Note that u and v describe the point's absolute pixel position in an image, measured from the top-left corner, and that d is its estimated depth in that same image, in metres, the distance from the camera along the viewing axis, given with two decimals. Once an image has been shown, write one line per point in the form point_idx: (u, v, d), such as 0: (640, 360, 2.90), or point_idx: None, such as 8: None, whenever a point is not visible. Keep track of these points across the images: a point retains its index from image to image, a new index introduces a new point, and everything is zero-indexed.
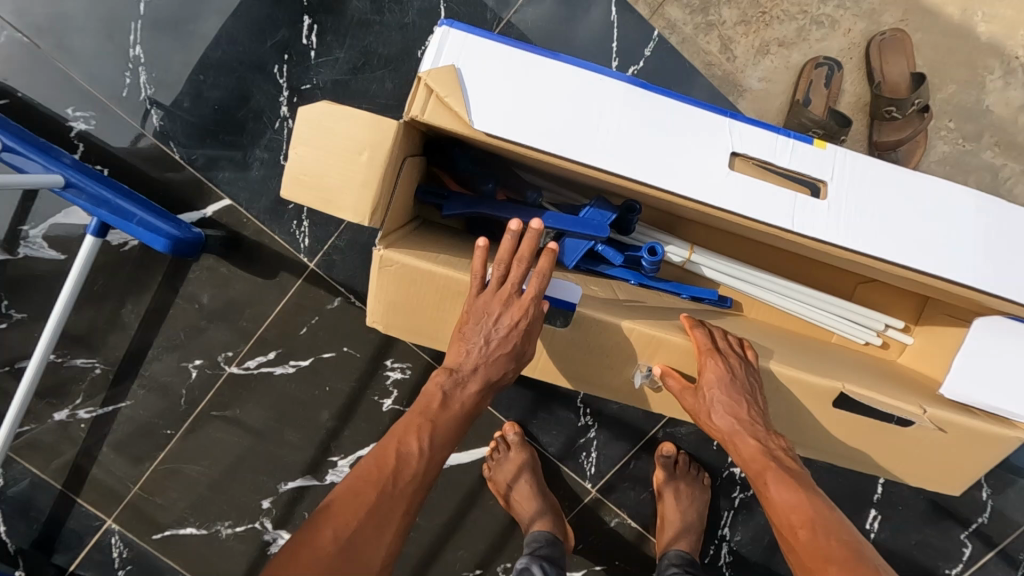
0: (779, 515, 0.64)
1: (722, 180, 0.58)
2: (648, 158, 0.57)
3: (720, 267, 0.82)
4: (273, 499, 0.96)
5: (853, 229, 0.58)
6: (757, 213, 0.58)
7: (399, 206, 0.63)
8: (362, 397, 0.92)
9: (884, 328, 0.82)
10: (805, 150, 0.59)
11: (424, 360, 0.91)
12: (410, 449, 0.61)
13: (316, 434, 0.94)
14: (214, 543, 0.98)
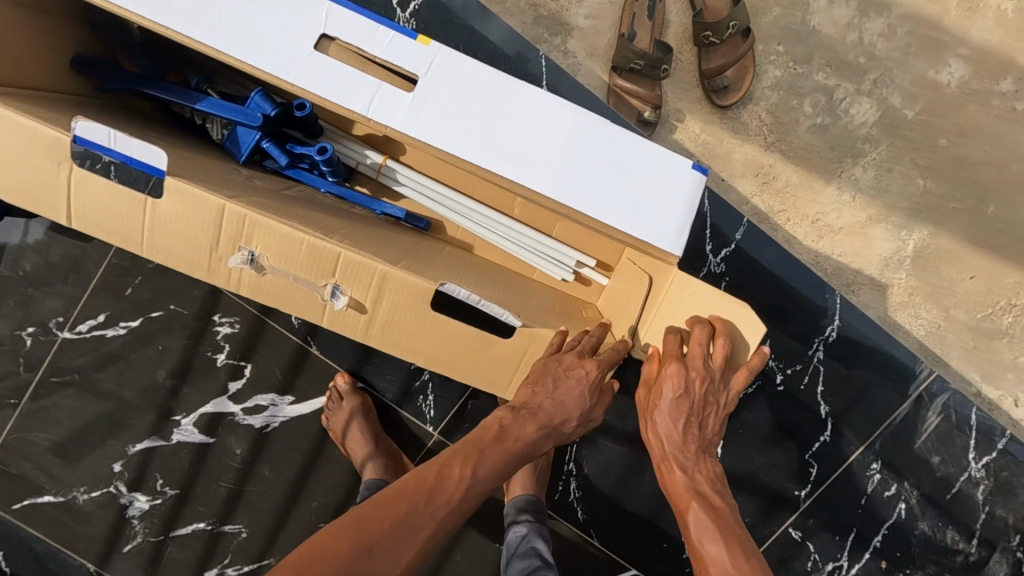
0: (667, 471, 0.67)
1: (302, 65, 0.55)
2: (241, 36, 0.54)
3: (415, 181, 0.77)
4: (124, 463, 0.98)
5: (439, 128, 0.56)
6: (326, 92, 0.55)
7: (33, 56, 0.61)
8: (196, 354, 0.93)
9: (578, 266, 0.78)
10: (403, 41, 0.56)
11: (251, 313, 0.92)
12: (462, 474, 0.61)
13: (156, 394, 0.95)
14: (73, 510, 1.00)
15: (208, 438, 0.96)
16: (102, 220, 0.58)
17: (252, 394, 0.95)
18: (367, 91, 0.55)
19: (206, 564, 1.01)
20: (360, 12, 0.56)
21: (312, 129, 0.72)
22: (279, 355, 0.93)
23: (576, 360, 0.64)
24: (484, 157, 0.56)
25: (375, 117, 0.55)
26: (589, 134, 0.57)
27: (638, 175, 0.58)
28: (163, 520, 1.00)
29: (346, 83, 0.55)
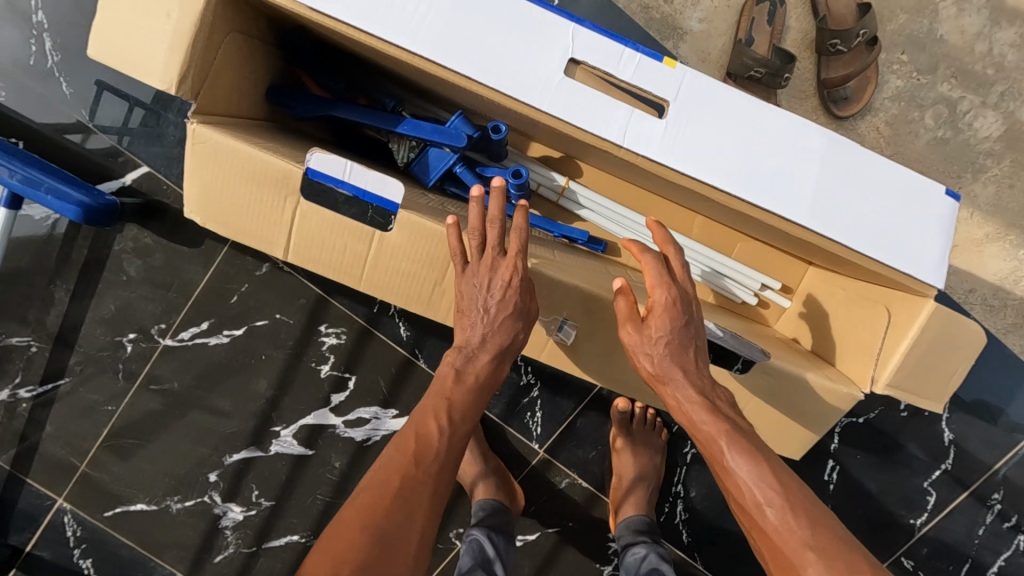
0: (735, 489, 0.57)
1: (563, 94, 0.56)
2: (478, 56, 0.55)
3: (599, 207, 0.80)
4: (219, 472, 0.96)
5: (695, 157, 0.57)
6: (574, 118, 0.56)
7: (235, 87, 0.63)
8: (299, 364, 0.90)
9: (760, 289, 0.83)
10: (651, 65, 0.57)
11: (358, 324, 0.89)
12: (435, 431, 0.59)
13: (255, 404, 0.92)
14: (166, 518, 0.98)
15: (307, 450, 0.94)
16: (253, 229, 0.61)
17: (354, 407, 0.92)
18: (622, 119, 0.56)
19: None
20: (601, 34, 0.57)
21: (497, 150, 0.74)
22: (384, 367, 0.90)
23: (477, 266, 0.59)
24: (734, 185, 0.57)
25: (631, 146, 0.56)
26: (839, 160, 0.58)
27: (890, 211, 0.59)
28: (256, 531, 0.98)
29: (603, 113, 0.56)
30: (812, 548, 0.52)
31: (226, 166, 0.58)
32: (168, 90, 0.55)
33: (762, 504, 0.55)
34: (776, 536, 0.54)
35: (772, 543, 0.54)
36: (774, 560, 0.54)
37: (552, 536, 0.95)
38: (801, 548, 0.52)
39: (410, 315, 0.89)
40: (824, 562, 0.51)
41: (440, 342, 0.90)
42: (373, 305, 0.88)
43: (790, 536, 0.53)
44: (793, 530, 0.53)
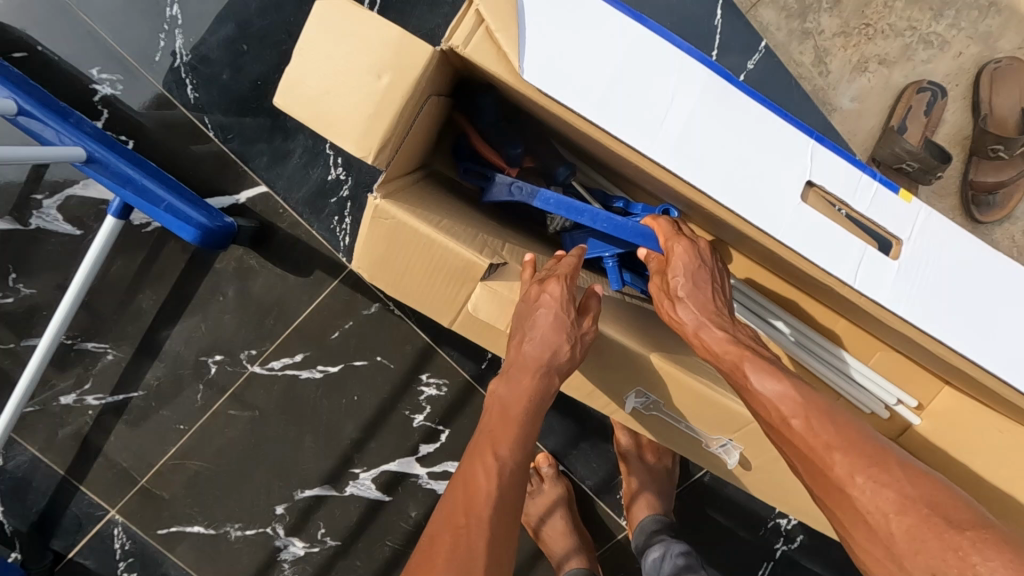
0: (766, 410, 0.52)
1: (800, 222, 0.51)
2: (717, 171, 0.50)
3: (740, 296, 0.76)
4: (287, 506, 0.91)
5: (922, 305, 0.52)
6: (803, 251, 0.51)
7: (413, 146, 0.56)
8: (391, 410, 0.85)
9: (895, 403, 0.76)
10: (889, 199, 0.52)
11: (463, 378, 0.84)
12: (480, 466, 0.54)
13: (338, 443, 0.87)
14: (222, 544, 0.93)
15: (384, 496, 0.89)
16: (421, 297, 0.57)
17: (442, 459, 0.87)
18: (853, 257, 0.51)
19: None
20: (841, 159, 0.52)
21: None
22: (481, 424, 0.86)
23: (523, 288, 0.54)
24: (957, 339, 0.53)
25: (861, 288, 0.51)
26: None
27: None
28: (316, 568, 0.93)
29: (838, 249, 0.51)
30: (859, 467, 0.48)
31: (404, 245, 0.52)
32: (363, 156, 0.49)
33: (804, 416, 0.51)
34: (801, 447, 0.50)
35: (818, 471, 0.49)
36: (816, 483, 0.50)
37: None
38: (839, 471, 0.48)
39: None
40: (867, 477, 0.47)
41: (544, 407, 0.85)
42: (482, 361, 0.83)
43: (831, 448, 0.49)
44: (844, 441, 0.49)
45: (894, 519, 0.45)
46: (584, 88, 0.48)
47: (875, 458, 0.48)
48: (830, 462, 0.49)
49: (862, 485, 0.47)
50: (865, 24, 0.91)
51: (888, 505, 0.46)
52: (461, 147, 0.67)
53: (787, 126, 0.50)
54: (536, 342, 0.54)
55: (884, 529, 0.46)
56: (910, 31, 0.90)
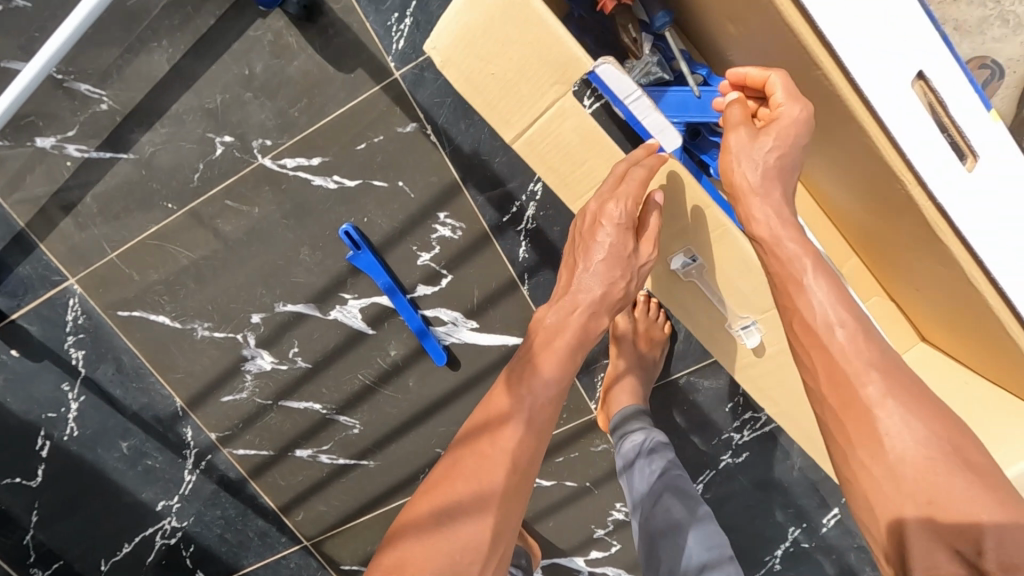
0: (784, 300, 0.59)
1: (899, 101, 0.50)
2: (847, 28, 0.48)
3: None
4: (264, 316, 0.87)
5: (976, 224, 0.53)
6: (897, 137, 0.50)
7: None
8: (398, 242, 0.82)
9: None
10: (980, 111, 0.52)
11: (481, 227, 0.81)
12: (535, 388, 0.61)
13: (335, 263, 0.83)
14: (186, 341, 0.89)
15: (368, 329, 0.88)
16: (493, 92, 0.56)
17: (437, 305, 0.86)
18: (936, 156, 0.52)
19: (304, 442, 0.96)
20: (952, 59, 0.52)
21: None
22: (486, 279, 0.84)
23: (613, 234, 0.60)
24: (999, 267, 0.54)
25: (932, 188, 0.52)
26: None
27: None
28: (279, 387, 0.92)
29: (925, 142, 0.51)
30: (889, 394, 0.52)
31: (501, 22, 0.54)
32: None
33: (832, 324, 0.56)
34: (816, 358, 0.56)
35: (816, 332, 0.56)
36: (830, 389, 0.55)
37: (567, 488, 0.98)
38: (849, 363, 0.54)
39: (536, 239, 0.82)
40: (882, 371, 0.53)
41: (553, 276, 0.84)
42: (505, 214, 0.80)
43: (868, 371, 0.53)
44: (854, 335, 0.55)
45: (886, 406, 0.52)
46: None
47: (889, 374, 0.53)
48: (812, 342, 0.56)
49: (864, 394, 0.52)
50: None
51: (866, 363, 0.54)
52: None
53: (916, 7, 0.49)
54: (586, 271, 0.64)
55: (872, 475, 0.51)
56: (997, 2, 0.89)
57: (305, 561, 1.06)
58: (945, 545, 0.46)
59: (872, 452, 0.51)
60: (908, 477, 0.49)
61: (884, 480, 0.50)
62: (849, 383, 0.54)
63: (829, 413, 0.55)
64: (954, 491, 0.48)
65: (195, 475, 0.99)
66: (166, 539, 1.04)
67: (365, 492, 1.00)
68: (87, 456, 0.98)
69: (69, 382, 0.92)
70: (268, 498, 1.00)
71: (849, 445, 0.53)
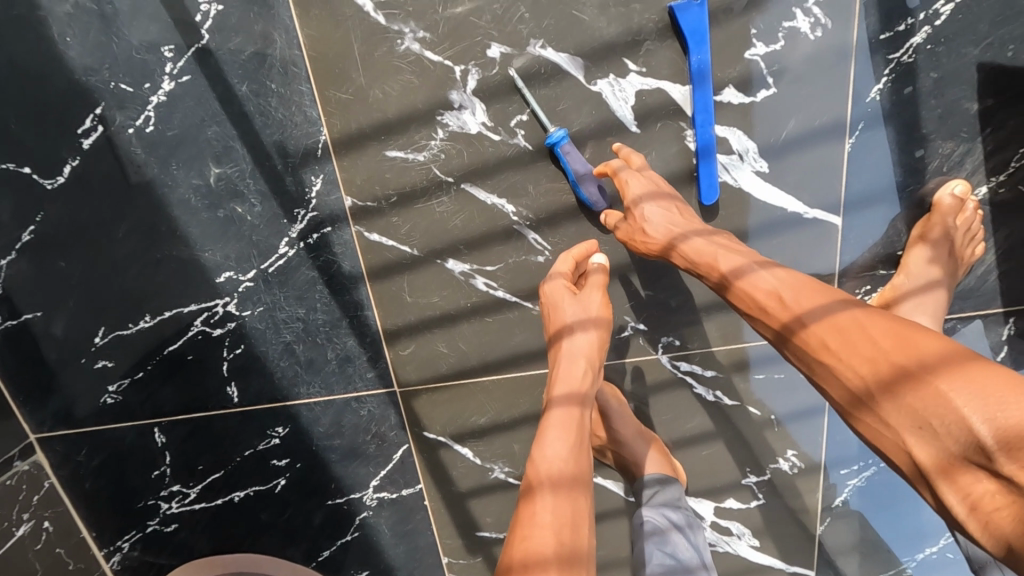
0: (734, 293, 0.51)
1: None
2: None
3: None
4: (506, 54, 0.62)
5: None
6: None
7: None
8: (738, 15, 0.60)
9: None
10: None
11: (848, 37, 0.61)
12: (532, 533, 0.51)
13: (644, 13, 0.60)
14: (381, 50, 0.62)
15: (633, 125, 0.64)
16: None
17: (734, 123, 0.64)
18: None
19: (466, 252, 0.70)
20: None
21: None
22: (809, 112, 0.64)
23: (561, 297, 0.64)
24: None
25: None
26: None
27: None
28: (473, 164, 0.66)
29: None
30: (839, 305, 0.43)
31: None
32: None
33: (819, 312, 0.43)
34: (798, 296, 0.46)
35: (785, 330, 0.45)
36: (858, 417, 0.39)
37: (746, 414, 0.80)
38: (806, 335, 0.43)
39: (903, 80, 0.62)
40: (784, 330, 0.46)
41: (889, 139, 0.65)
42: (885, 30, 0.60)
43: (835, 326, 0.42)
44: (780, 304, 0.46)
45: (817, 323, 0.43)
46: None
47: (823, 294, 0.45)
48: (776, 313, 0.47)
49: (804, 306, 0.45)
50: None
51: (838, 321, 0.42)
52: None
53: None
54: (570, 362, 0.62)
55: (855, 387, 0.39)
56: None
57: (381, 413, 0.80)
58: (953, 462, 0.34)
59: (837, 378, 0.41)
60: (863, 350, 0.39)
61: (903, 430, 0.36)
62: (863, 406, 0.39)
63: (817, 376, 0.43)
64: (917, 399, 0.35)
65: (292, 251, 0.71)
66: (207, 327, 0.75)
67: (505, 346, 0.76)
68: (149, 172, 0.67)
69: (174, 48, 0.62)
70: (376, 314, 0.74)
71: (821, 378, 0.42)
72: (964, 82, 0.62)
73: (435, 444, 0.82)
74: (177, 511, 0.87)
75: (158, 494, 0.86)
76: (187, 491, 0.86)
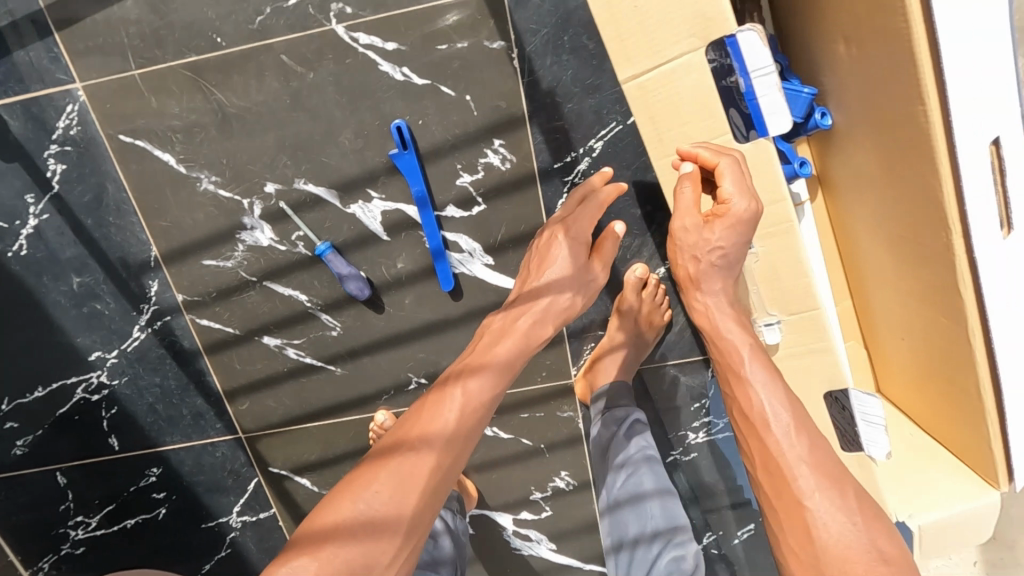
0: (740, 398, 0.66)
1: (977, 164, 0.55)
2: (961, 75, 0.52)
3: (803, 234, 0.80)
4: (279, 189, 0.82)
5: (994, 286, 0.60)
6: (967, 190, 0.55)
7: None
8: (444, 155, 0.80)
9: None
10: None
11: (530, 166, 0.81)
12: (430, 422, 0.65)
13: (374, 157, 0.80)
14: (186, 190, 0.82)
15: (384, 234, 0.85)
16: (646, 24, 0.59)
17: (460, 230, 0.84)
18: (987, 219, 0.57)
19: (276, 330, 0.91)
20: None
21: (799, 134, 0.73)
22: (515, 220, 0.84)
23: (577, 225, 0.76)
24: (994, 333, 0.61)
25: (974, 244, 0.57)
26: None
27: None
28: (269, 267, 0.87)
29: (981, 201, 0.56)
30: (808, 466, 0.60)
31: None
32: None
33: (801, 466, 0.60)
34: (796, 440, 0.62)
35: (753, 423, 0.64)
36: (791, 546, 0.58)
37: (521, 444, 0.99)
38: (794, 492, 0.59)
39: None
40: (766, 455, 0.62)
41: None
42: (557, 161, 0.80)
43: (809, 483, 0.59)
44: (817, 465, 0.60)
45: (813, 488, 0.58)
46: None
47: (828, 471, 0.59)
48: (760, 444, 0.63)
49: (806, 460, 0.60)
50: None
51: (823, 488, 0.58)
52: None
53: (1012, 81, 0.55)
54: (528, 320, 0.75)
55: (808, 559, 0.56)
56: None
57: (233, 454, 1.01)
58: None
59: (797, 533, 0.57)
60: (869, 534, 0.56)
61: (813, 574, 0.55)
62: (805, 541, 0.56)
63: (768, 497, 0.61)
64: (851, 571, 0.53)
65: (144, 334, 0.92)
66: (87, 394, 0.96)
67: (320, 399, 0.96)
68: (27, 282, 0.88)
69: (35, 195, 0.83)
70: (216, 379, 0.95)
71: (776, 498, 0.60)
72: (626, 194, 0.82)
73: (280, 476, 1.03)
74: (83, 537, 1.09)
75: (67, 523, 1.07)
76: (89, 520, 1.07)
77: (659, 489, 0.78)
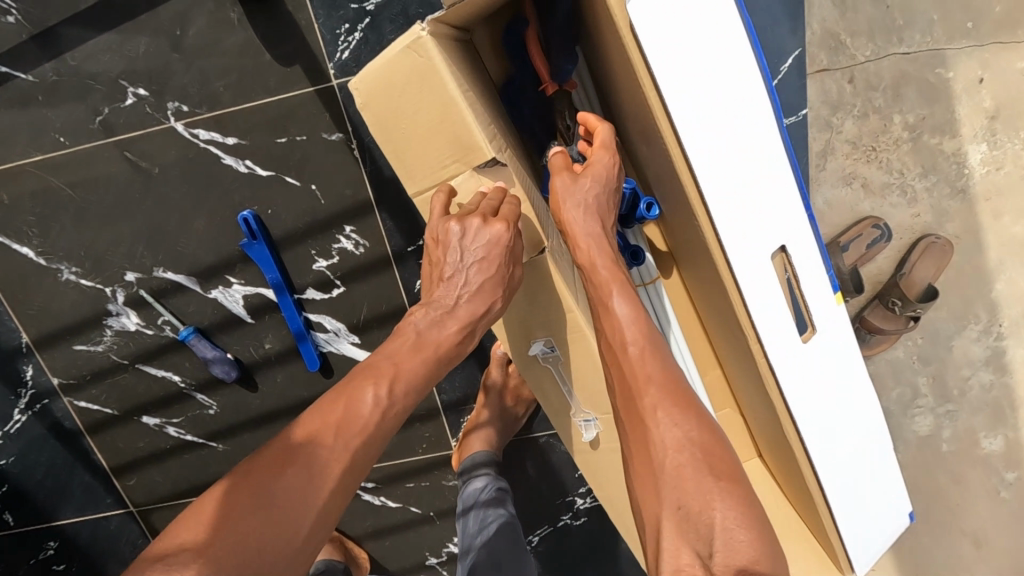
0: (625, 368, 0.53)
1: (760, 274, 0.56)
2: (729, 197, 0.53)
3: (658, 307, 0.75)
4: (139, 278, 0.83)
5: (800, 386, 0.59)
6: (752, 302, 0.55)
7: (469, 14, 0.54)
8: (297, 242, 0.81)
9: None
10: (827, 294, 0.59)
11: (384, 250, 0.81)
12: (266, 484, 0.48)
13: (228, 245, 0.81)
14: (47, 280, 0.83)
15: (247, 317, 0.85)
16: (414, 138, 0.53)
17: (323, 311, 0.85)
18: (782, 325, 0.58)
19: (154, 410, 0.92)
20: (812, 238, 0.59)
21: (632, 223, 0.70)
22: (376, 300, 0.84)
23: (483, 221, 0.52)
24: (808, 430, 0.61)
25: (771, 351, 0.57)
26: (869, 440, 0.66)
27: (872, 498, 0.67)
28: (138, 351, 0.88)
29: (772, 310, 0.57)
30: (698, 456, 0.49)
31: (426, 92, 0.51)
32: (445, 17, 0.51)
33: (684, 459, 0.49)
34: (680, 422, 0.51)
35: (634, 390, 0.52)
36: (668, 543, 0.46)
37: (410, 512, 0.99)
38: (679, 482, 0.48)
39: None
40: (656, 428, 0.51)
41: None
42: (410, 244, 0.81)
43: (696, 475, 0.48)
44: (704, 449, 0.50)
45: (701, 484, 0.48)
46: (668, 64, 0.49)
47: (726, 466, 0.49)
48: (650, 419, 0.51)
49: (693, 449, 0.49)
50: (874, 146, 0.94)
51: (713, 490, 0.47)
52: (517, 35, 0.65)
53: (791, 195, 0.56)
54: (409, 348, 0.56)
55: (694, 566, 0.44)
56: (898, 175, 0.95)
57: (127, 526, 1.02)
58: None
59: (685, 531, 0.46)
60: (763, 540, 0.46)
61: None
62: (683, 541, 0.45)
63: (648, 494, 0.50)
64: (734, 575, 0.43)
65: (25, 417, 0.93)
66: None
67: (206, 474, 0.97)
68: None
69: None
70: (102, 456, 0.96)
71: (658, 490, 0.49)
72: None
73: None
74: None
75: None
76: None
77: (511, 547, 0.79)
